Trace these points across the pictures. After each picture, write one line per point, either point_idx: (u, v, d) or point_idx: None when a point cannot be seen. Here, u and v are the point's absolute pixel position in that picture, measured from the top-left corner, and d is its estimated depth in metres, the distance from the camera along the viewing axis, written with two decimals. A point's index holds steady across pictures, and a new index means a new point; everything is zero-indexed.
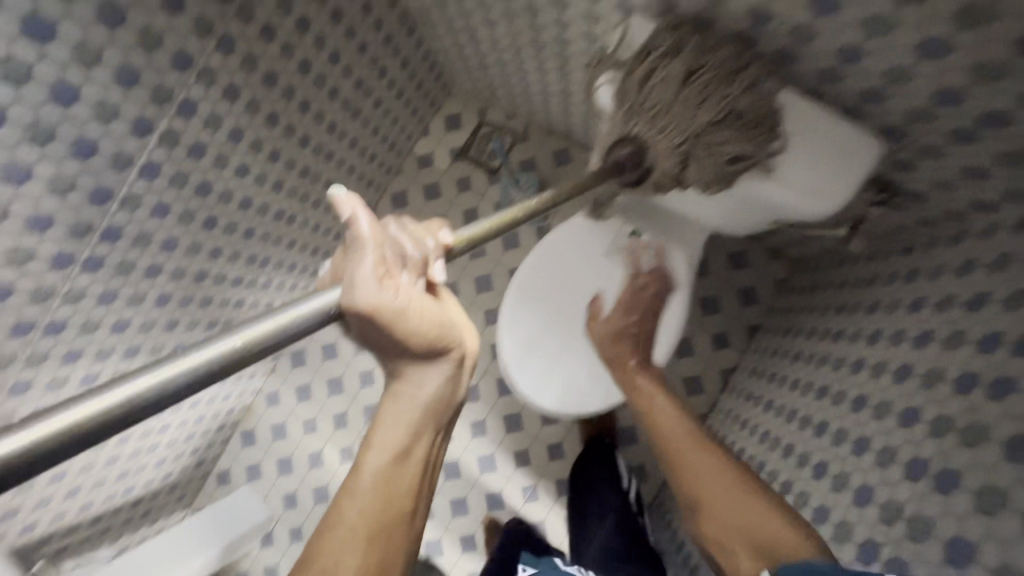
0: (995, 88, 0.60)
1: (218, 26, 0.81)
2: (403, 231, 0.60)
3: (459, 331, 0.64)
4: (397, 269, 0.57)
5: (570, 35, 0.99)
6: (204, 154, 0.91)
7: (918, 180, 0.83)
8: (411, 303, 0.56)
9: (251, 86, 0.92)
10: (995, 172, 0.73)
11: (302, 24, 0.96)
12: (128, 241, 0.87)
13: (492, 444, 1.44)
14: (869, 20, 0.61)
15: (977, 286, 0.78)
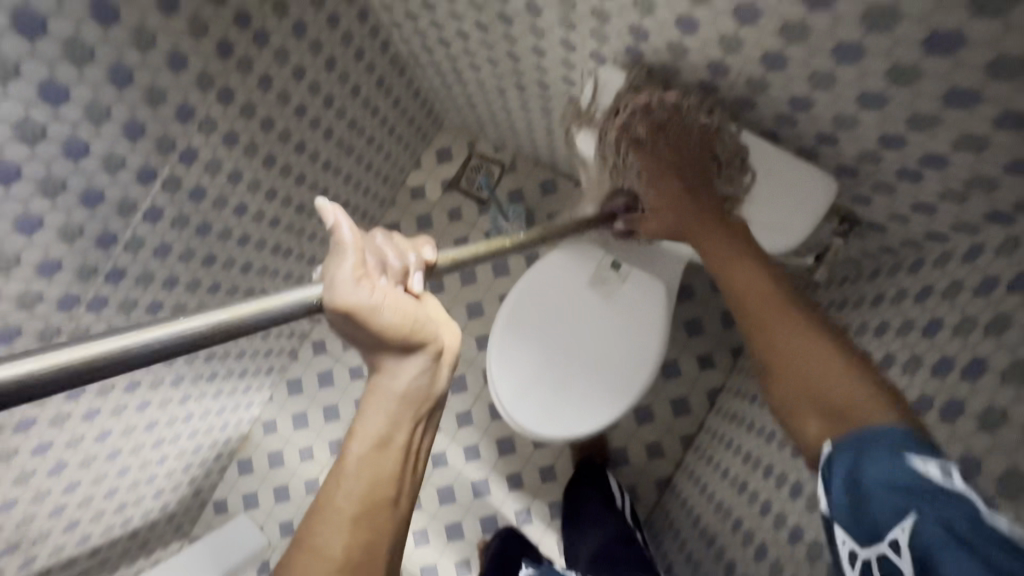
0: (933, 134, 0.66)
1: (218, 79, 0.90)
2: (389, 241, 0.63)
3: (434, 326, 0.64)
4: (376, 273, 0.59)
5: (542, 74, 1.07)
6: (204, 197, 0.99)
7: (874, 213, 0.86)
8: (391, 302, 0.58)
9: (250, 131, 1.01)
10: (945, 204, 0.74)
11: (300, 73, 1.05)
12: (132, 279, 0.94)
13: (486, 467, 1.58)
14: (813, 76, 0.68)
15: (935, 305, 0.80)
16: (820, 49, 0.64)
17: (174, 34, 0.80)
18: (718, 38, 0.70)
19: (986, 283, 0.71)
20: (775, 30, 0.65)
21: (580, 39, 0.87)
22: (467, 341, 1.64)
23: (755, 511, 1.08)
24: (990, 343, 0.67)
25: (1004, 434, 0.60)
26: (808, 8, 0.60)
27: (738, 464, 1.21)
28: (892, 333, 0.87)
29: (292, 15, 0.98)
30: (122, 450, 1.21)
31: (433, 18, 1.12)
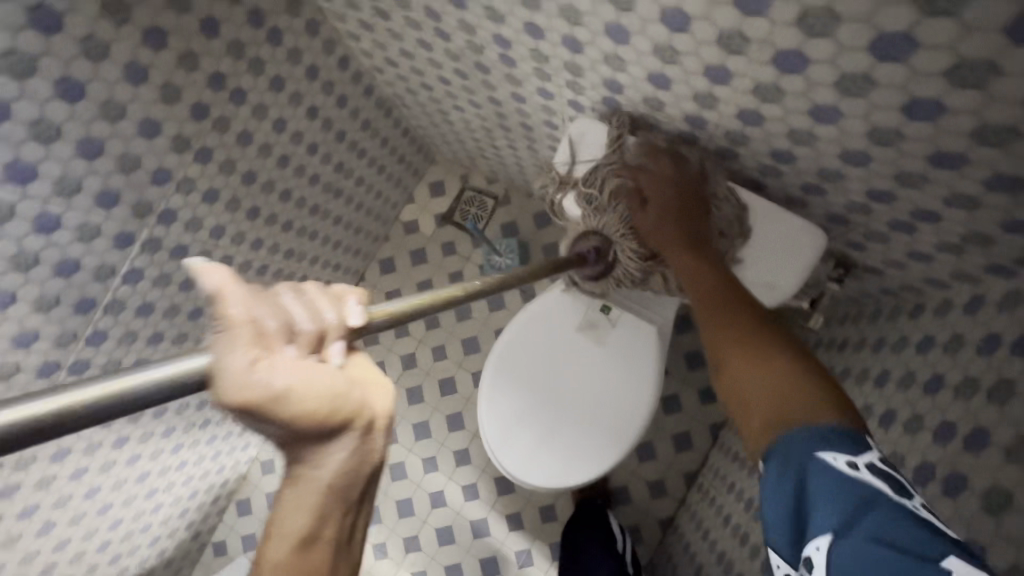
0: (919, 191, 0.67)
1: (194, 141, 0.91)
2: (299, 302, 0.51)
3: (360, 395, 0.54)
4: (279, 344, 0.48)
5: (525, 118, 1.06)
6: (186, 253, 0.99)
7: (871, 259, 0.87)
8: (301, 384, 0.47)
9: (231, 186, 1.02)
10: (939, 254, 0.76)
11: (280, 124, 1.06)
12: (114, 341, 0.94)
13: (485, 507, 1.55)
14: (792, 132, 0.69)
15: (936, 360, 0.80)
16: (797, 109, 0.65)
17: (145, 102, 0.81)
18: (692, 94, 0.72)
19: (989, 341, 0.71)
20: (747, 90, 0.67)
21: (556, 88, 0.89)
22: (464, 378, 1.62)
23: (755, 566, 1.03)
24: (992, 413, 0.66)
25: (1010, 518, 0.59)
26: (780, 70, 0.61)
27: (741, 510, 1.17)
28: (892, 385, 0.88)
29: (269, 71, 0.98)
30: (114, 504, 1.20)
31: (413, 65, 1.11)
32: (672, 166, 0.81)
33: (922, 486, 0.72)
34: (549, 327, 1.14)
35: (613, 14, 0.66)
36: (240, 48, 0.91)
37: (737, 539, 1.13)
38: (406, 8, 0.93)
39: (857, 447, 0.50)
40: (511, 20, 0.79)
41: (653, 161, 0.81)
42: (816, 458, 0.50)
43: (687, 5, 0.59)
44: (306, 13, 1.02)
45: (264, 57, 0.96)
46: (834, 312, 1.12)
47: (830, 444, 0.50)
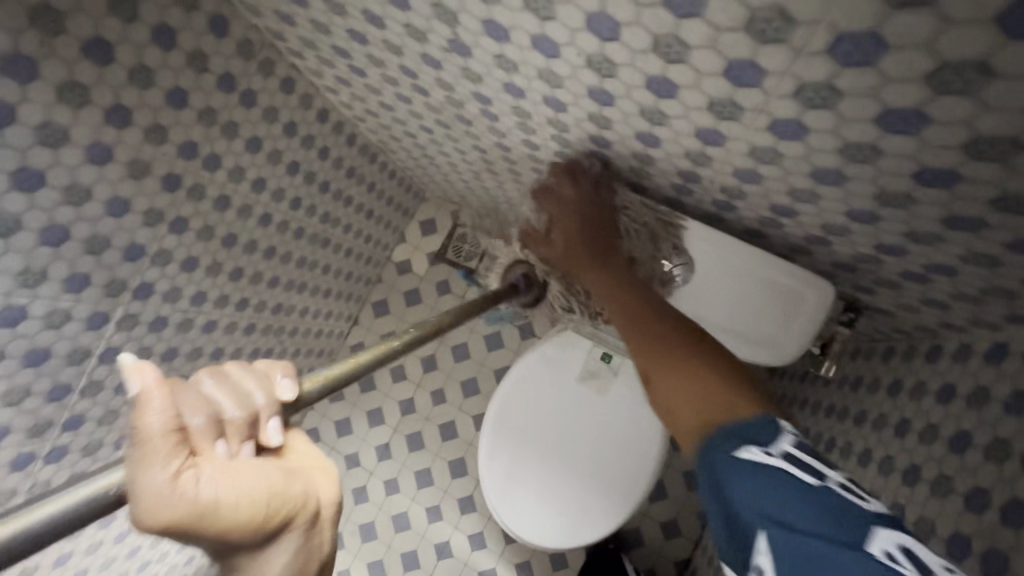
0: (933, 249, 0.57)
1: (168, 212, 0.84)
2: (224, 386, 0.40)
3: (305, 484, 0.41)
4: (205, 444, 0.37)
5: (512, 164, 0.99)
6: (166, 325, 0.94)
7: (922, 318, 0.75)
8: (235, 491, 0.35)
9: (212, 251, 0.96)
10: (961, 303, 0.66)
11: (259, 184, 0.99)
12: (93, 422, 0.89)
13: (493, 556, 1.42)
14: (793, 190, 0.58)
15: (959, 413, 0.69)
16: (796, 170, 0.53)
17: (113, 181, 0.74)
18: (684, 153, 0.61)
19: (1017, 397, 0.61)
20: (743, 152, 0.54)
21: (542, 141, 0.79)
22: (466, 422, 1.51)
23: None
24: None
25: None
26: (777, 136, 0.49)
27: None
28: (914, 437, 0.75)
29: (245, 133, 0.90)
30: None
31: (394, 115, 1.03)
32: (575, 191, 0.76)
33: (957, 562, 0.60)
34: (560, 368, 1.04)
35: (595, 79, 0.54)
36: (212, 114, 0.83)
37: None
38: (381, 68, 0.82)
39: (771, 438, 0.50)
40: (488, 80, 0.68)
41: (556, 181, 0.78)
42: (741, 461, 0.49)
43: (673, 74, 0.47)
44: (280, 71, 0.93)
45: (237, 120, 0.88)
46: (844, 348, 0.99)
47: (750, 439, 0.50)
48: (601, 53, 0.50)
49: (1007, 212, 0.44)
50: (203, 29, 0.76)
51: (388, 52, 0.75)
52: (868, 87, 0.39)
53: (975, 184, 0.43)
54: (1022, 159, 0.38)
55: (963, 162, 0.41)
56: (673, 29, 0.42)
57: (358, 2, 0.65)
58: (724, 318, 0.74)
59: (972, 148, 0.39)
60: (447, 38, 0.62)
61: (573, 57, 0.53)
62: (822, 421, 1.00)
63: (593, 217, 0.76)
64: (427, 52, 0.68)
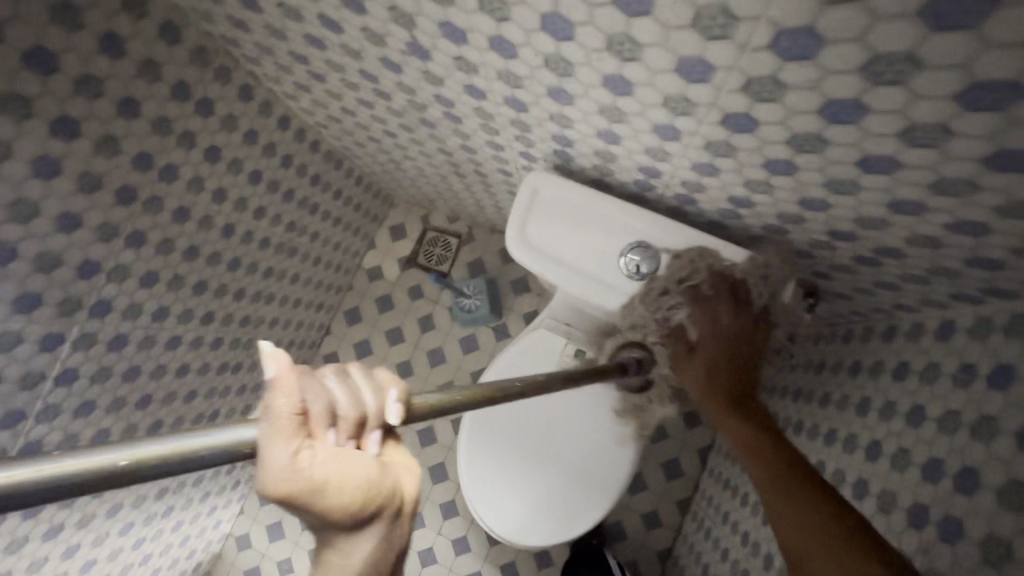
0: (880, 233, 0.59)
1: (124, 226, 0.81)
2: (344, 382, 0.39)
3: (392, 481, 0.42)
4: (320, 429, 0.37)
5: (480, 166, 0.99)
6: (126, 343, 0.91)
7: (877, 300, 0.79)
8: (341, 474, 0.37)
9: (172, 264, 0.93)
10: (909, 284, 0.69)
11: (220, 194, 0.97)
12: (51, 448, 0.85)
13: (478, 559, 1.41)
14: (748, 181, 0.60)
15: (914, 389, 0.72)
16: (749, 162, 0.55)
17: (62, 197, 0.71)
18: (644, 149, 0.62)
19: (965, 371, 0.64)
20: (699, 146, 0.56)
21: (507, 142, 0.80)
22: (444, 427, 1.50)
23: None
24: (979, 451, 0.58)
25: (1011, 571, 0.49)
26: (729, 130, 0.51)
27: (731, 541, 1.07)
28: (875, 414, 0.79)
29: (203, 142, 0.88)
30: None
31: (358, 120, 1.02)
32: (732, 317, 0.72)
33: (916, 531, 0.63)
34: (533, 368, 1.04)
35: (554, 79, 0.55)
36: (166, 124, 0.81)
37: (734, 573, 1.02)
38: (342, 73, 0.81)
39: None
40: (449, 83, 0.68)
41: (716, 299, 0.72)
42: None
43: (628, 72, 0.48)
44: (237, 78, 0.91)
45: (194, 129, 0.86)
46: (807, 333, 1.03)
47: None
48: (557, 53, 0.50)
49: (943, 194, 0.47)
50: (154, 36, 0.74)
51: (347, 56, 0.74)
52: (811, 79, 0.40)
53: (914, 169, 0.45)
54: (953, 145, 0.41)
55: (901, 149, 0.43)
56: (625, 27, 0.43)
57: (314, 6, 0.64)
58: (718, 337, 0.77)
59: (907, 136, 0.42)
60: (406, 40, 0.62)
61: (531, 58, 0.53)
62: (790, 405, 1.03)
63: (743, 353, 0.73)
64: (387, 55, 0.68)
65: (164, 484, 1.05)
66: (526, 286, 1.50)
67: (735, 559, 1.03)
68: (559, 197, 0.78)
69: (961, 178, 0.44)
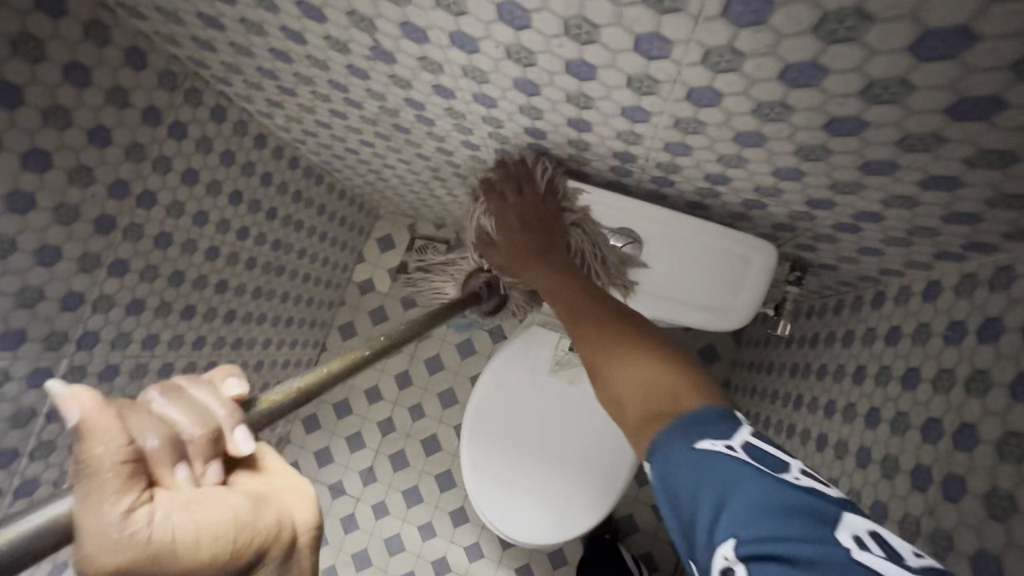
0: (856, 198, 0.60)
1: (105, 255, 0.81)
2: (180, 403, 0.34)
3: (271, 511, 0.36)
4: (162, 470, 0.32)
5: (457, 168, 1.00)
6: (117, 373, 0.90)
7: (863, 268, 0.79)
8: (196, 523, 0.31)
9: (158, 290, 0.93)
10: (892, 247, 0.69)
11: (201, 217, 0.96)
12: (48, 485, 0.84)
13: (492, 564, 1.40)
14: (721, 157, 0.60)
15: (907, 351, 0.72)
16: (719, 137, 0.55)
17: (38, 230, 0.70)
18: (615, 133, 0.62)
19: (954, 328, 0.64)
20: (668, 125, 0.56)
21: (481, 140, 0.80)
22: (448, 433, 1.49)
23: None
24: (975, 407, 0.58)
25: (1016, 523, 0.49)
26: (695, 105, 0.51)
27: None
28: (870, 381, 0.78)
29: (178, 166, 0.88)
30: None
31: (333, 133, 1.02)
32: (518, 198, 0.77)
33: (920, 493, 0.63)
34: (531, 366, 1.04)
35: (518, 70, 0.56)
36: (139, 150, 0.81)
37: None
38: (311, 85, 0.81)
39: (731, 429, 0.44)
40: (417, 85, 0.68)
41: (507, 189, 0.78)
42: (697, 448, 0.43)
43: (589, 55, 0.49)
44: (208, 100, 0.91)
45: (169, 154, 0.85)
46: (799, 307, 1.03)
47: (708, 432, 0.44)
48: (517, 42, 0.51)
49: (913, 151, 0.47)
50: (120, 63, 0.73)
51: (314, 67, 0.74)
52: (767, 45, 0.41)
53: (880, 128, 0.45)
54: (916, 98, 0.41)
55: (865, 109, 0.44)
56: (579, 10, 0.44)
57: (274, 18, 0.64)
58: (671, 290, 0.76)
59: (869, 93, 0.42)
60: (369, 45, 0.62)
61: (492, 50, 0.53)
62: (788, 381, 1.02)
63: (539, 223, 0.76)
64: (352, 62, 0.68)
65: None
66: None
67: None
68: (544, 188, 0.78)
69: (928, 131, 0.44)
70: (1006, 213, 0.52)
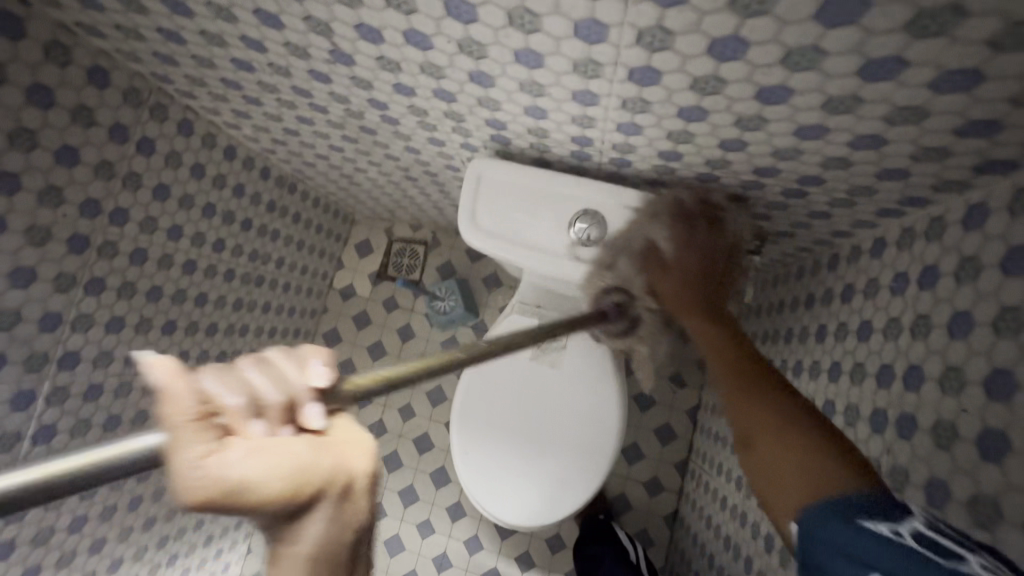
0: (797, 164, 0.64)
1: (81, 274, 0.82)
2: (264, 367, 0.35)
3: (333, 460, 0.35)
4: (240, 422, 0.33)
5: (426, 166, 1.02)
6: (102, 392, 0.91)
7: (817, 233, 0.83)
8: (264, 466, 0.31)
9: (136, 307, 0.94)
10: (838, 209, 0.74)
11: (175, 231, 0.97)
12: None
13: (492, 554, 1.42)
14: (670, 134, 0.63)
15: (861, 306, 0.76)
16: (664, 114, 0.59)
17: (11, 252, 0.71)
18: (570, 118, 0.65)
19: (899, 279, 0.69)
20: (617, 106, 0.60)
21: (446, 135, 0.83)
22: (440, 430, 1.51)
23: (760, 546, 0.93)
24: (920, 347, 0.62)
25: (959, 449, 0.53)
26: (638, 85, 0.54)
27: (733, 491, 1.09)
28: (831, 338, 0.83)
29: (149, 182, 0.89)
30: None
31: (302, 140, 1.04)
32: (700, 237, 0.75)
33: (877, 435, 0.67)
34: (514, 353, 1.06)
35: (471, 63, 0.59)
36: (108, 168, 0.81)
37: (738, 519, 1.04)
38: (275, 93, 0.83)
39: (898, 516, 0.40)
40: (378, 85, 0.71)
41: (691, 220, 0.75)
42: (857, 522, 0.39)
43: (535, 44, 0.52)
44: (174, 114, 0.92)
45: (138, 170, 0.86)
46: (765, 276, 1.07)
47: (868, 513, 0.40)
48: (467, 36, 0.54)
49: (837, 114, 0.51)
50: (83, 83, 0.74)
51: (277, 75, 0.76)
52: (692, 23, 0.44)
53: (805, 94, 0.49)
54: (830, 63, 0.45)
55: (788, 77, 0.48)
56: (520, 1, 0.47)
57: (233, 29, 0.66)
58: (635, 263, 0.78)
59: (789, 61, 0.46)
60: (328, 49, 0.64)
61: (445, 45, 0.56)
62: (760, 348, 1.07)
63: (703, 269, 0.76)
64: (313, 67, 0.70)
65: (164, 531, 1.07)
66: (498, 281, 1.53)
67: (741, 507, 1.05)
68: (501, 177, 0.81)
69: (847, 94, 0.48)
70: (929, 166, 0.56)
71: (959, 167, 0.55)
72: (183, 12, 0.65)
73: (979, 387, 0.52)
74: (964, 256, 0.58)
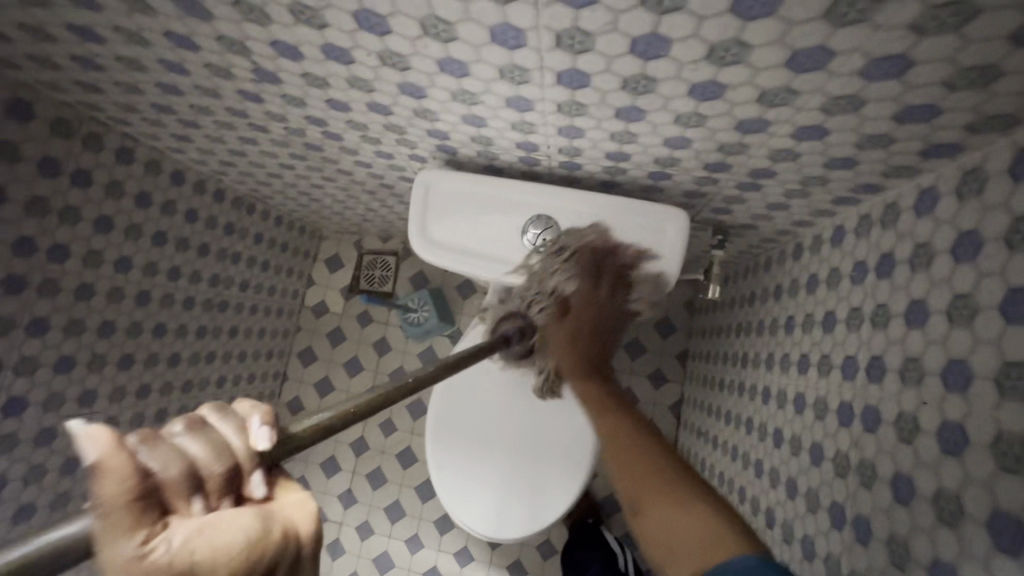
0: (743, 158, 0.62)
1: (19, 316, 0.78)
2: (206, 431, 0.28)
3: (282, 526, 0.30)
4: (182, 499, 0.26)
5: (381, 178, 0.99)
6: (56, 435, 0.87)
7: (777, 224, 0.82)
8: (212, 547, 0.26)
9: (86, 344, 0.90)
10: (795, 199, 0.72)
11: (123, 263, 0.94)
12: None
13: (482, 566, 1.40)
14: (613, 135, 0.61)
15: (825, 297, 0.75)
16: (603, 116, 0.57)
17: None
18: (509, 125, 0.63)
19: (859, 268, 0.67)
20: (553, 111, 0.57)
21: (392, 148, 0.80)
22: (421, 443, 1.49)
23: None
24: (880, 338, 0.60)
25: (921, 443, 0.52)
26: (569, 88, 0.52)
27: None
28: (798, 330, 0.81)
29: (89, 215, 0.85)
30: None
31: (251, 159, 1.00)
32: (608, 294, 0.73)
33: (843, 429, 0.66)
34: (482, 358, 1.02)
35: (398, 75, 0.56)
36: (42, 205, 0.78)
37: None
38: (210, 115, 0.80)
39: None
40: (312, 101, 0.68)
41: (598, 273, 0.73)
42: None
43: (455, 52, 0.50)
44: (112, 143, 0.88)
45: (76, 203, 0.83)
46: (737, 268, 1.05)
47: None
48: (385, 47, 0.51)
49: (774, 106, 0.50)
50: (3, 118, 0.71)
51: (206, 97, 0.73)
52: (607, 22, 0.42)
53: (738, 88, 0.48)
54: (754, 55, 0.43)
55: (717, 71, 0.46)
56: (427, 8, 0.44)
57: (150, 53, 0.63)
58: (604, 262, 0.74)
59: (713, 56, 0.44)
60: (250, 68, 0.61)
61: (366, 58, 0.54)
62: (733, 341, 1.04)
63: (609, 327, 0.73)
64: (241, 87, 0.67)
65: None
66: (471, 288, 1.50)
67: None
68: (451, 188, 0.78)
69: (780, 85, 0.46)
70: (874, 153, 0.55)
71: (904, 153, 0.53)
72: (97, 38, 0.62)
73: (937, 378, 0.51)
74: (917, 243, 0.56)
